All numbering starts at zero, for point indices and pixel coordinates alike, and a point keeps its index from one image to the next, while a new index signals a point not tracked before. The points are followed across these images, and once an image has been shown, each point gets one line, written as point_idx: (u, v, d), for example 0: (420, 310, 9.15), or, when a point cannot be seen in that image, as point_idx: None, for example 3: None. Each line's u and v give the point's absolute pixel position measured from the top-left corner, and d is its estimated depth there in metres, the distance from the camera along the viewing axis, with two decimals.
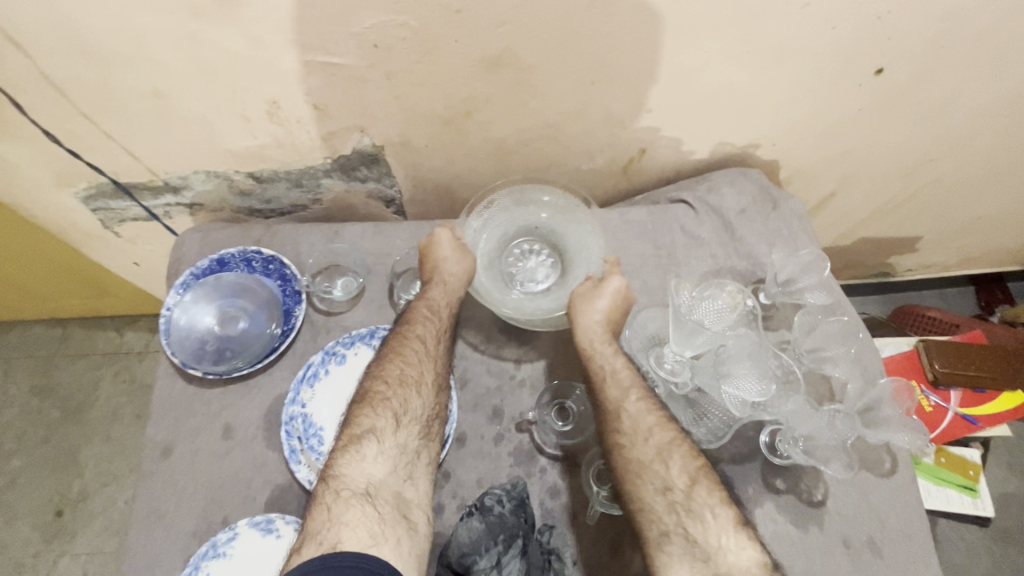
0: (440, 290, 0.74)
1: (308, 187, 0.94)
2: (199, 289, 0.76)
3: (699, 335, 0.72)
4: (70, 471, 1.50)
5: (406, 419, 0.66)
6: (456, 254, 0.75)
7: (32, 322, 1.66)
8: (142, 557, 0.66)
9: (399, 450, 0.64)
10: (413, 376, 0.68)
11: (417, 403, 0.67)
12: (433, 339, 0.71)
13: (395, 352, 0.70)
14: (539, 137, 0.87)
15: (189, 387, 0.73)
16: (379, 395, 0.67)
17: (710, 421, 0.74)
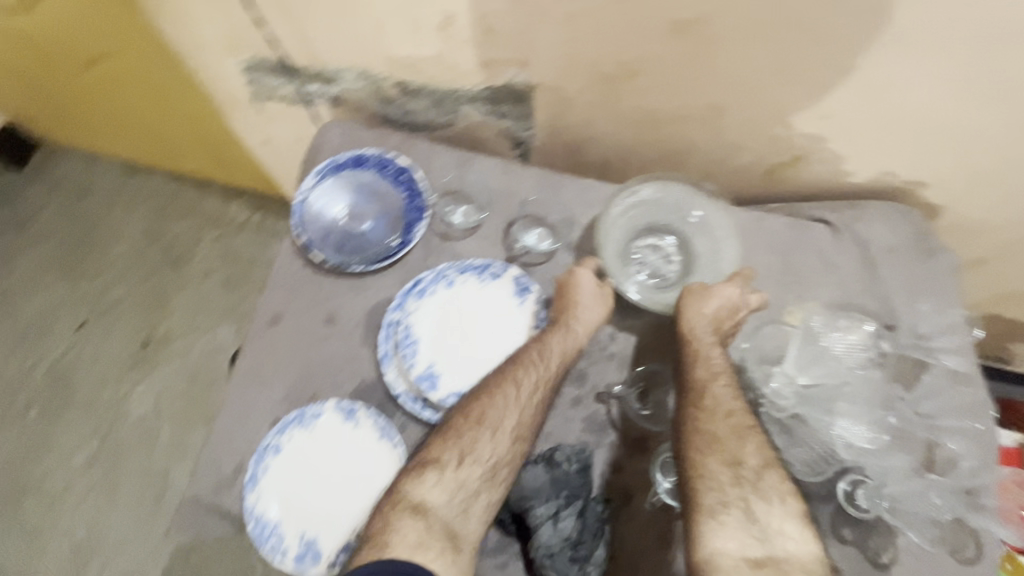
0: (556, 337, 0.68)
1: (447, 109, 0.95)
2: (335, 181, 0.79)
3: (823, 367, 0.73)
4: (161, 312, 1.65)
5: (485, 457, 0.62)
6: (586, 308, 0.71)
7: (153, 171, 1.80)
8: (235, 406, 0.72)
9: (459, 485, 0.61)
10: (495, 418, 0.64)
11: (496, 446, 0.63)
12: (537, 385, 0.66)
13: (496, 388, 0.65)
14: (694, 116, 0.83)
15: (306, 269, 0.77)
16: (459, 425, 0.64)
17: (807, 455, 0.70)
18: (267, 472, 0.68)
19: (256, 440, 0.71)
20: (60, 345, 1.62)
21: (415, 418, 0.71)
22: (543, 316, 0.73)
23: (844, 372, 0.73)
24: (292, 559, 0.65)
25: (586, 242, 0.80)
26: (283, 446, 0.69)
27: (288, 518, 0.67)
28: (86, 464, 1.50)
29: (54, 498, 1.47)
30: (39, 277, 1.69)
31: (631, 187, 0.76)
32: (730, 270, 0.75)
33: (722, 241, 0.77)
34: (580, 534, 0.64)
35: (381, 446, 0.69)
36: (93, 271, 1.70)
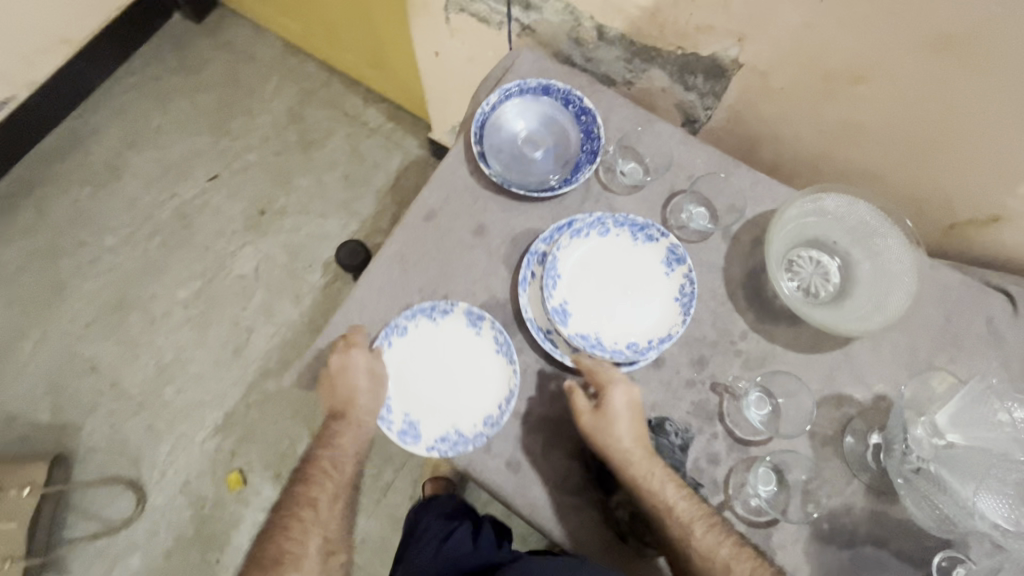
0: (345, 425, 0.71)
1: (634, 67, 0.93)
2: (520, 104, 0.80)
3: (989, 430, 0.60)
4: (283, 187, 1.76)
5: (326, 526, 0.72)
6: (375, 386, 0.69)
7: (312, 57, 1.90)
8: (371, 281, 0.75)
9: (327, 522, 0.72)
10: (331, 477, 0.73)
11: (336, 518, 0.73)
12: (358, 442, 0.72)
13: (326, 463, 0.73)
14: (903, 142, 0.78)
15: (469, 177, 0.79)
16: (309, 493, 0.72)
17: (938, 515, 0.60)
18: (388, 351, 0.72)
19: (380, 317, 0.74)
20: (192, 189, 1.76)
21: (533, 346, 0.72)
22: (687, 290, 0.70)
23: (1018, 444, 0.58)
24: (396, 433, 0.69)
25: (743, 234, 0.78)
26: (409, 331, 0.73)
27: (399, 397, 0.71)
28: (187, 300, 1.64)
29: (153, 320, 1.62)
30: (190, 123, 1.84)
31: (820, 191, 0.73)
32: (892, 315, 0.69)
33: (892, 285, 0.71)
34: None
35: (498, 358, 0.71)
36: (236, 133, 1.83)
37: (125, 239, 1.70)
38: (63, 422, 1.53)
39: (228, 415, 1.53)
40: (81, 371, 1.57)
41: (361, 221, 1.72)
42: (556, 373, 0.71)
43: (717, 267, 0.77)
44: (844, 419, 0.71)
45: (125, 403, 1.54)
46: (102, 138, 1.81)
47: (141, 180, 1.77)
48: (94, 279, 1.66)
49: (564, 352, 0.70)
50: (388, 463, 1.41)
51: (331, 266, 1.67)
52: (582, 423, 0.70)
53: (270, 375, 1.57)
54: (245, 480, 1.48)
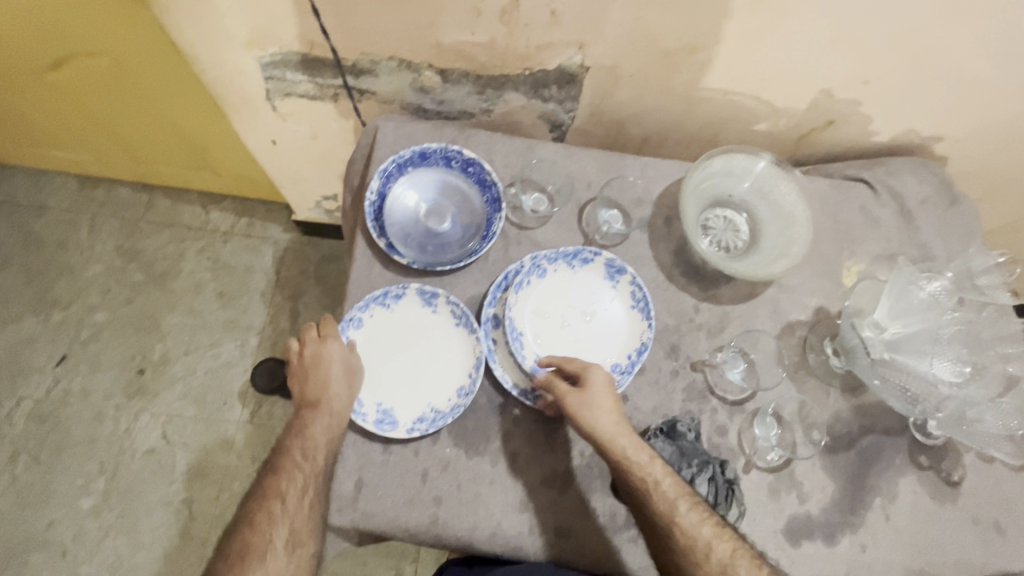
0: (320, 423, 0.66)
1: (488, 96, 0.92)
2: (404, 180, 0.77)
3: (909, 312, 0.75)
4: (153, 335, 1.54)
5: (293, 521, 0.62)
6: (348, 373, 0.69)
7: (119, 182, 1.65)
8: None
9: (290, 538, 0.62)
10: (297, 483, 0.63)
11: (304, 511, 0.63)
12: (330, 432, 0.66)
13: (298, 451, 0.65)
14: (743, 89, 0.86)
15: (386, 272, 0.74)
16: (273, 503, 0.63)
17: (902, 393, 0.70)
18: (349, 344, 0.71)
19: (361, 455, 0.67)
20: (41, 384, 1.47)
21: (525, 410, 0.71)
22: (639, 296, 0.74)
23: (926, 315, 0.75)
24: (372, 423, 0.68)
25: (656, 218, 0.82)
26: (366, 322, 0.72)
27: (368, 386, 0.70)
28: (96, 506, 1.39)
29: (63, 549, 1.35)
30: (1, 312, 1.52)
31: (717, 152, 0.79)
32: (801, 246, 0.77)
33: (792, 222, 0.79)
34: (716, 498, 0.68)
35: (459, 328, 0.72)
36: (66, 298, 1.55)
37: None
38: None
39: None
40: None
41: (259, 332, 1.56)
42: (559, 423, 0.71)
43: (648, 258, 0.80)
44: (801, 342, 0.79)
45: None
46: None
47: None
48: None
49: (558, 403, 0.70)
50: (404, 558, 1.28)
51: (249, 393, 1.50)
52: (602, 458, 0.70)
53: None
54: None
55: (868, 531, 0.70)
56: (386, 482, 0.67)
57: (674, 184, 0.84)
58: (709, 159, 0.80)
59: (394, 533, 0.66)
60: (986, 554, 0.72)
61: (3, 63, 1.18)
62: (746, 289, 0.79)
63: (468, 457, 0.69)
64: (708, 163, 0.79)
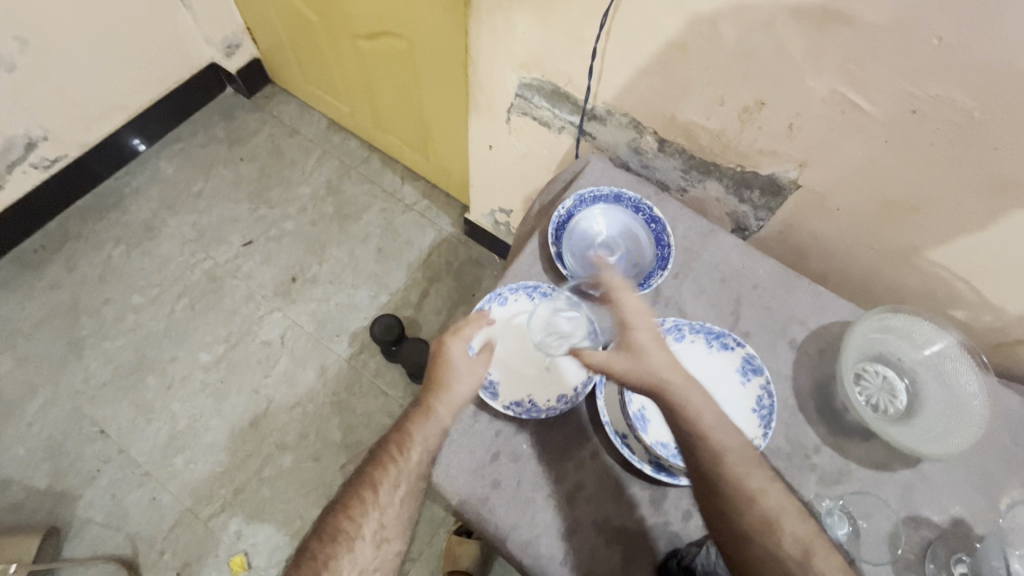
0: (417, 430, 0.70)
1: (691, 177, 0.99)
2: (594, 209, 0.86)
3: None
4: (316, 256, 1.79)
5: (385, 510, 0.71)
6: (463, 386, 0.71)
7: (354, 136, 2.01)
8: None
9: (379, 526, 0.70)
10: (390, 479, 0.70)
11: (396, 507, 0.71)
12: (426, 441, 0.70)
13: (395, 449, 0.71)
14: (952, 268, 0.83)
15: (544, 275, 0.82)
16: (364, 495, 0.71)
17: None
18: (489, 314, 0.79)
19: None
20: (226, 253, 1.79)
21: (608, 451, 0.72)
22: (764, 402, 0.73)
23: None
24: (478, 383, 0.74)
25: (808, 345, 0.80)
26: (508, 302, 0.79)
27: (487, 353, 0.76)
28: (208, 364, 1.62)
29: (170, 383, 1.59)
30: (231, 191, 1.90)
31: (903, 312, 0.78)
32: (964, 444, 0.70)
33: (960, 413, 0.73)
34: None
35: None
36: (275, 201, 1.89)
37: (153, 300, 1.70)
38: (61, 490, 1.44)
39: (237, 490, 1.46)
40: (89, 434, 1.51)
41: (390, 293, 1.74)
42: (634, 480, 0.70)
43: (786, 376, 0.78)
44: (924, 545, 0.69)
45: (130, 471, 1.47)
46: (142, 200, 1.86)
47: (177, 242, 1.80)
48: (116, 339, 1.64)
49: (642, 459, 0.70)
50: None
51: (359, 337, 1.66)
52: (659, 535, 0.68)
53: (285, 449, 1.51)
54: (248, 565, 1.38)
55: None
56: (461, 445, 0.71)
57: (841, 322, 0.81)
58: (894, 313, 0.78)
59: (447, 494, 0.69)
60: None
61: (338, 23, 1.54)
62: (879, 456, 0.73)
63: (538, 463, 0.71)
64: (890, 317, 0.78)
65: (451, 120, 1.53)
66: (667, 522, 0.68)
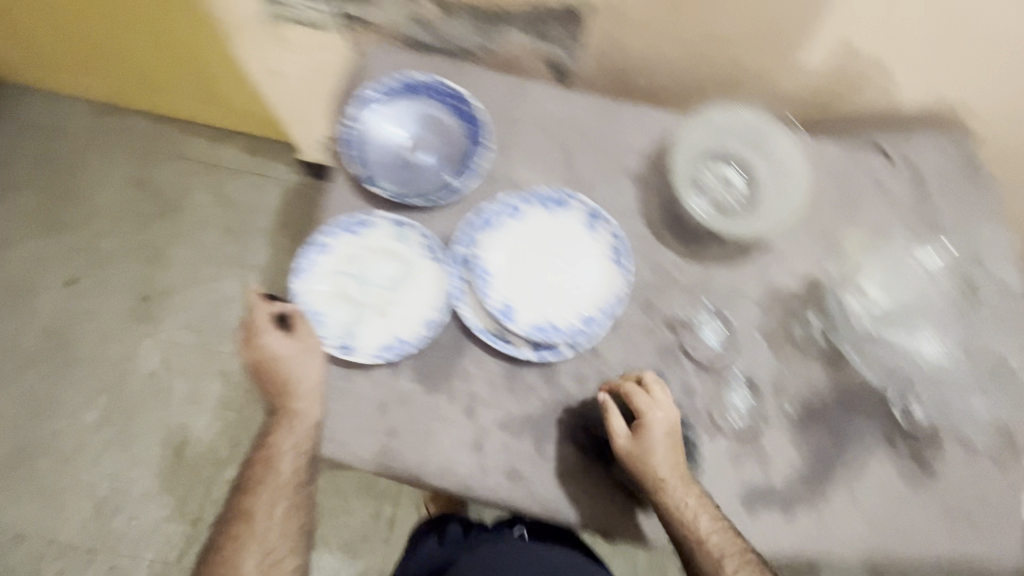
0: (284, 433, 0.67)
1: (487, 32, 0.88)
2: (388, 109, 0.74)
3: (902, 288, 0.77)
4: (158, 264, 1.57)
5: (269, 524, 0.68)
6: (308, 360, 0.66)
7: (132, 111, 1.66)
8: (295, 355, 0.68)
9: (263, 542, 0.68)
10: (266, 491, 0.68)
11: (277, 517, 0.68)
12: (296, 440, 0.67)
13: (265, 458, 0.69)
14: (759, 41, 0.80)
15: (362, 203, 0.72)
16: (244, 514, 0.68)
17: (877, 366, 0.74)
18: (320, 271, 0.70)
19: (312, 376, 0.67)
20: (51, 302, 1.53)
21: (491, 354, 0.70)
22: (618, 245, 0.70)
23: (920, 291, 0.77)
24: (332, 346, 0.67)
25: (648, 171, 0.78)
26: (336, 249, 0.71)
27: (332, 311, 0.69)
28: (97, 421, 1.45)
29: (66, 458, 1.43)
30: (17, 230, 1.57)
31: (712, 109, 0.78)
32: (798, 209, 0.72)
33: (787, 180, 0.76)
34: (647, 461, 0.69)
35: (429, 260, 0.70)
36: (78, 222, 1.58)
37: None
38: None
39: (196, 522, 1.41)
40: (6, 543, 1.37)
41: (260, 270, 1.58)
42: (524, 368, 0.70)
43: (636, 211, 0.77)
44: (787, 312, 0.75)
45: (73, 556, 1.37)
46: None
47: None
48: None
49: (524, 348, 0.68)
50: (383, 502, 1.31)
51: None
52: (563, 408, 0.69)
53: (226, 464, 1.45)
54: None
55: (828, 506, 0.70)
56: (343, 411, 0.67)
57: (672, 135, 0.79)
58: (705, 114, 0.78)
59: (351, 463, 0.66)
60: (949, 541, 0.71)
61: None
62: (735, 250, 0.76)
63: (428, 394, 0.68)
64: (703, 118, 0.78)
65: None
66: (565, 393, 0.70)
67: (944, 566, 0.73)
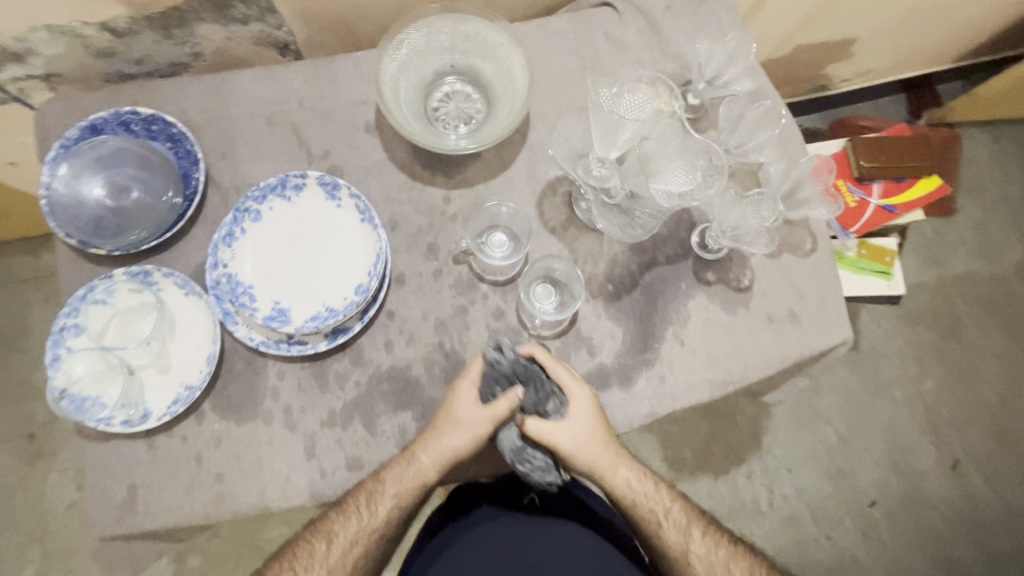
0: (346, 524, 0.65)
1: (181, 39, 0.80)
2: (76, 161, 0.67)
3: (623, 130, 0.65)
4: (22, 399, 1.38)
5: None
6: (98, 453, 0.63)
7: None
8: (91, 450, 0.64)
9: None
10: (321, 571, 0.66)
11: None
12: (362, 533, 0.66)
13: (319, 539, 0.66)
14: None
15: (98, 268, 0.67)
16: None
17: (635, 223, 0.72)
18: (73, 354, 0.64)
19: (116, 459, 0.64)
20: None
21: (288, 360, 0.67)
22: (365, 204, 0.68)
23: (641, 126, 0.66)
24: (120, 424, 0.63)
25: (383, 117, 0.74)
26: (83, 326, 0.64)
27: (107, 389, 0.64)
28: None
29: None
30: None
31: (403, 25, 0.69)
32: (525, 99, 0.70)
33: (514, 71, 0.72)
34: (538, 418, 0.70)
35: (189, 298, 0.66)
36: None
37: None
38: None
39: None
40: None
41: None
42: (326, 360, 0.68)
43: (387, 160, 0.73)
44: (564, 198, 0.74)
45: None
46: None
47: None
48: None
49: (316, 341, 0.66)
50: None
51: None
52: (380, 380, 0.68)
53: (184, 556, 1.35)
54: None
55: (664, 362, 0.72)
56: (163, 477, 0.64)
57: None
58: (403, 35, 0.70)
59: (192, 523, 0.64)
60: (785, 345, 0.74)
61: None
62: (495, 161, 0.74)
63: (240, 426, 0.66)
64: (403, 40, 0.70)
65: None
66: (378, 365, 0.68)
67: (793, 367, 0.76)
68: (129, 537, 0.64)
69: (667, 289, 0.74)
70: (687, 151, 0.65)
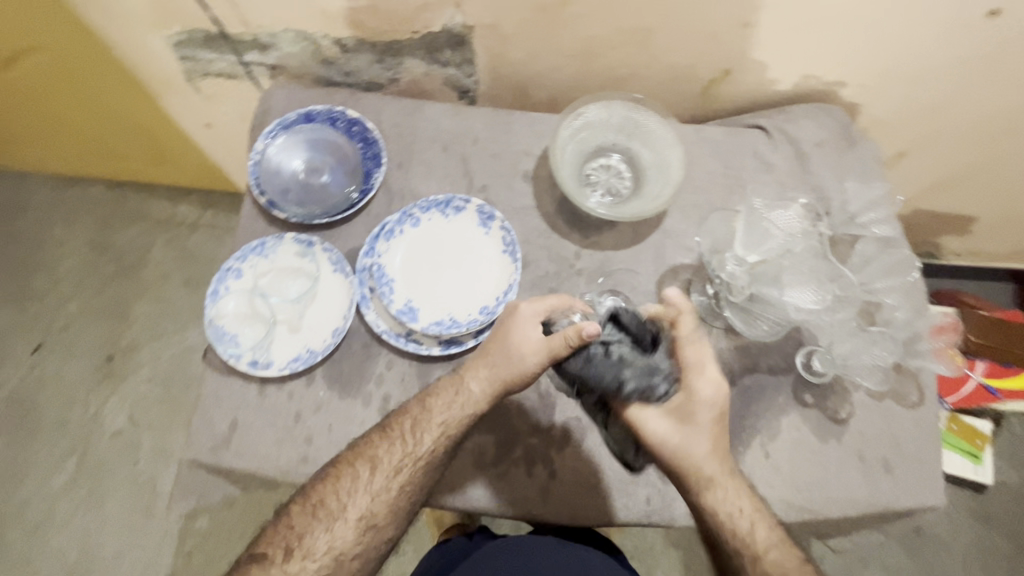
0: (445, 401, 0.66)
1: (389, 64, 0.95)
2: (289, 138, 0.80)
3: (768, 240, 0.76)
4: (121, 321, 1.56)
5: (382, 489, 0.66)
6: (216, 382, 0.70)
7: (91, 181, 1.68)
8: (211, 380, 0.70)
9: (361, 512, 0.65)
10: (403, 447, 0.66)
11: (392, 477, 0.66)
12: (456, 416, 0.66)
13: (412, 419, 0.66)
14: (628, 41, 0.86)
15: (270, 228, 0.77)
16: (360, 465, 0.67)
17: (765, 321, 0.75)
18: (229, 293, 0.74)
19: (228, 395, 0.70)
20: (18, 371, 1.51)
21: (399, 354, 0.72)
22: (509, 240, 0.76)
23: (790, 240, 0.76)
24: (246, 364, 0.70)
25: (540, 170, 0.83)
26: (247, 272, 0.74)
27: (246, 333, 0.72)
28: (67, 484, 1.42)
29: (36, 525, 1.39)
30: None
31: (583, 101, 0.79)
32: (675, 189, 0.77)
33: (669, 160, 0.79)
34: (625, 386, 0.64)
35: (336, 275, 0.74)
36: (41, 291, 1.58)
37: None
38: None
39: None
40: None
41: None
42: (432, 365, 0.72)
43: (534, 206, 0.81)
44: (683, 286, 0.79)
45: None
46: None
47: None
48: None
49: (429, 344, 0.72)
50: None
51: None
52: None
53: (197, 514, 1.40)
54: None
55: (745, 470, 0.72)
56: (261, 424, 0.69)
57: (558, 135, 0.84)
58: (579, 110, 0.80)
59: (270, 474, 0.68)
60: (872, 492, 0.72)
61: None
62: (629, 234, 0.80)
63: (341, 400, 0.71)
64: (578, 115, 0.80)
65: (153, 115, 1.22)
66: None
67: (874, 516, 0.73)
68: (214, 469, 0.69)
69: (762, 402, 0.74)
70: (819, 275, 0.75)
